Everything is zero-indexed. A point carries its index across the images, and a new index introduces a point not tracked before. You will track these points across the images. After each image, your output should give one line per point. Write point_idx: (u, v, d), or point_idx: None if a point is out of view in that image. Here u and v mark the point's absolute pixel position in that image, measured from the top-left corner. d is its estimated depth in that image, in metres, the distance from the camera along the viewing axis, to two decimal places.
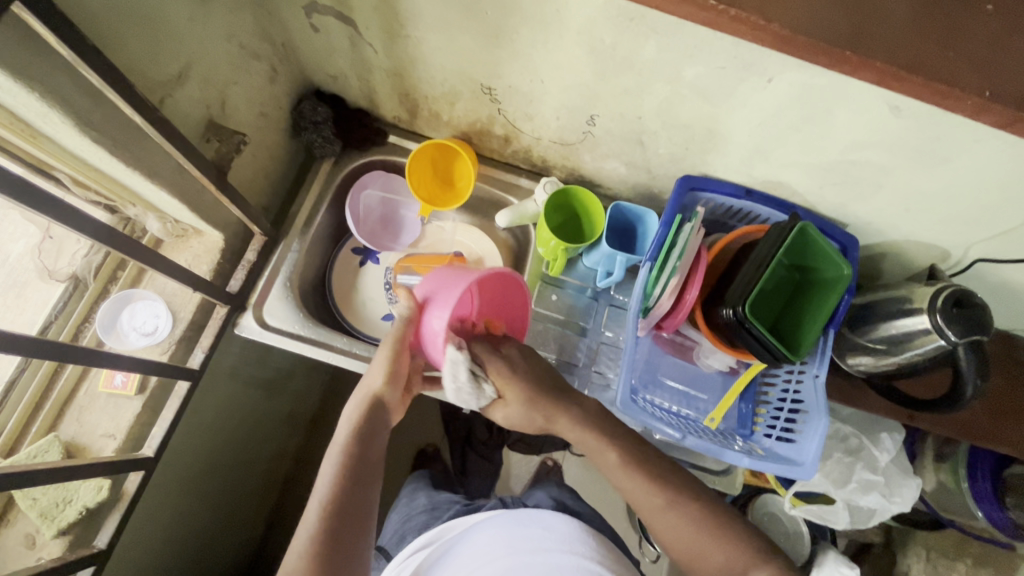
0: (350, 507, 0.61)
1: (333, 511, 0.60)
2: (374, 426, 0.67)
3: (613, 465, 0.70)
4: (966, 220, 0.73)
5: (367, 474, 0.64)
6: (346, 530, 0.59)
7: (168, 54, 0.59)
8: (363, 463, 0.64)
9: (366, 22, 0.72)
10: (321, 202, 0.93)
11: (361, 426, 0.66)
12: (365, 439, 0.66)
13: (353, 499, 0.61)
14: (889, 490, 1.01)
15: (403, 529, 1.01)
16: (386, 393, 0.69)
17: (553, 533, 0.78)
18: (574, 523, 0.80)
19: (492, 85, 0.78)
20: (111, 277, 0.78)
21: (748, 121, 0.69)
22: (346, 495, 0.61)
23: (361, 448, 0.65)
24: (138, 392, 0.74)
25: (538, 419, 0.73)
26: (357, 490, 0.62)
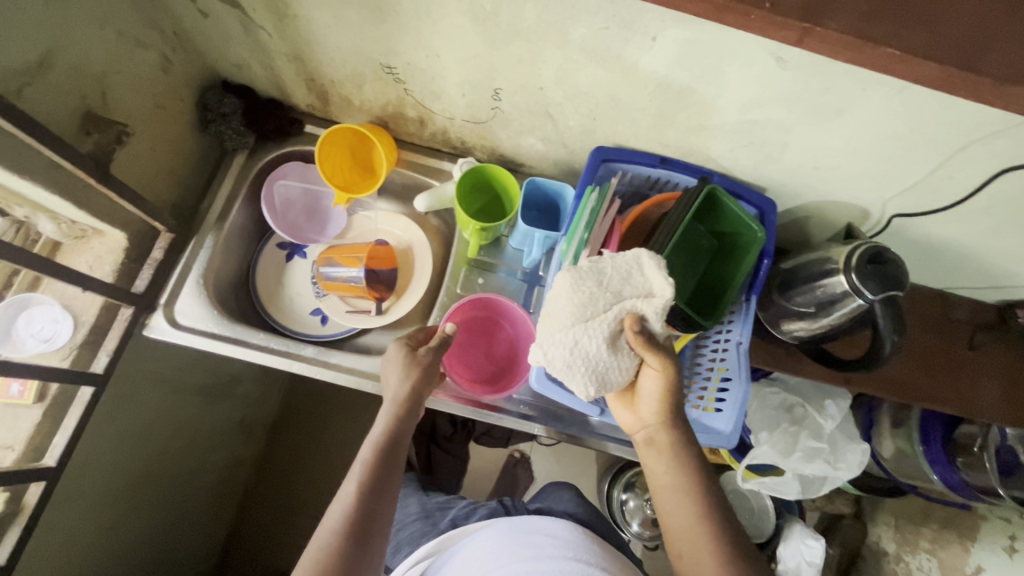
0: (379, 495, 0.64)
1: (366, 498, 0.63)
2: (408, 425, 0.70)
3: (664, 466, 0.68)
4: (876, 173, 0.72)
5: (396, 467, 0.67)
6: (371, 515, 0.62)
7: (21, 40, 0.56)
8: (394, 454, 0.67)
9: (250, 3, 0.70)
10: (236, 196, 0.90)
11: (396, 423, 0.69)
12: (398, 435, 0.69)
13: (382, 486, 0.64)
14: (833, 457, 1.00)
15: (398, 540, 0.96)
16: (419, 392, 0.72)
17: (556, 540, 0.74)
18: (578, 530, 0.77)
19: (392, 64, 0.76)
20: (7, 284, 0.75)
21: (646, 85, 0.67)
22: (378, 481, 0.64)
23: (394, 442, 0.68)
24: (37, 400, 0.72)
25: (646, 434, 0.70)
26: (386, 479, 0.65)
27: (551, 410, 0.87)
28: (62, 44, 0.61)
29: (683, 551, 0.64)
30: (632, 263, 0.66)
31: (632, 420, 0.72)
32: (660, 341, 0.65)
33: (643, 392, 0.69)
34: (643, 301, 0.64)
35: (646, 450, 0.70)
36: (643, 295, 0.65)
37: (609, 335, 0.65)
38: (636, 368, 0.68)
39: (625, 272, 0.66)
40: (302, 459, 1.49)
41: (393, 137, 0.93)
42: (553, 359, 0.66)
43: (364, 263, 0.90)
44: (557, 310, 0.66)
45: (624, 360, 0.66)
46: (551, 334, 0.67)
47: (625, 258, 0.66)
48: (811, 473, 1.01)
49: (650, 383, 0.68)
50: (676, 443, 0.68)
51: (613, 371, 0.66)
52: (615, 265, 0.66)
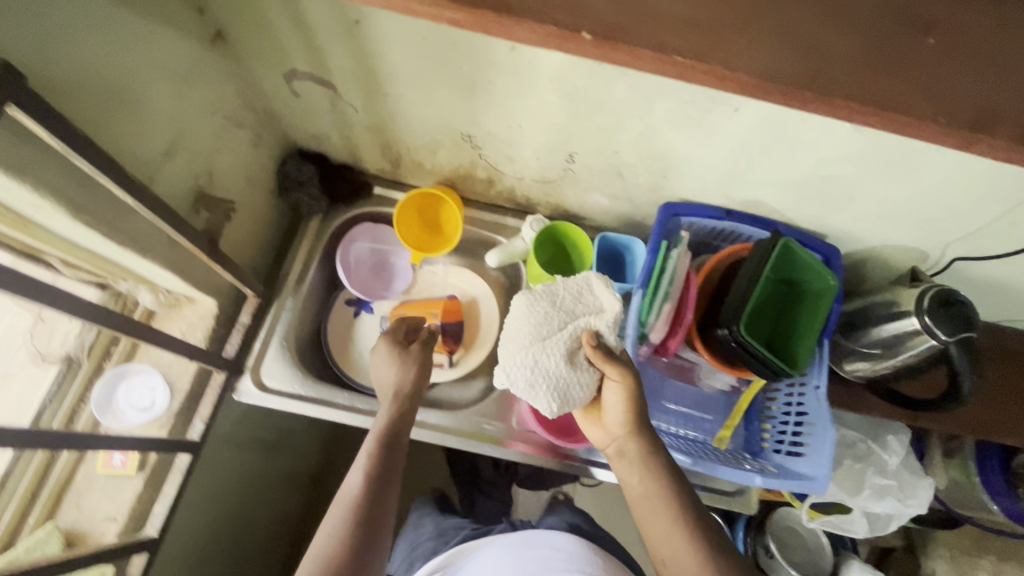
0: (383, 487, 0.65)
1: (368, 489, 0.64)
2: (405, 421, 0.73)
3: (637, 475, 0.69)
4: (940, 221, 0.75)
5: (398, 461, 0.68)
6: (375, 507, 0.63)
7: (155, 132, 0.61)
8: (394, 448, 0.69)
9: (345, 84, 0.75)
10: (311, 258, 0.93)
11: (393, 420, 0.72)
12: (397, 433, 0.71)
13: (385, 479, 0.66)
14: (902, 493, 1.01)
15: (411, 556, 0.99)
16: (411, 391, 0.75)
17: (560, 553, 0.76)
18: (581, 542, 0.79)
19: (472, 133, 0.80)
20: (105, 353, 0.77)
21: (722, 147, 0.71)
22: (379, 473, 0.66)
23: (393, 437, 0.70)
24: (138, 470, 0.73)
25: (618, 443, 0.71)
26: (389, 473, 0.66)
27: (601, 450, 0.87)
28: (183, 132, 0.65)
29: (668, 559, 0.65)
30: (584, 287, 0.73)
31: (603, 432, 0.73)
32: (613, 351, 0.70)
33: (609, 404, 0.71)
34: (595, 317, 0.71)
35: (617, 462, 0.71)
36: (592, 312, 0.71)
37: (568, 349, 0.69)
38: (597, 382, 0.71)
39: (577, 292, 0.72)
40: None
41: (461, 196, 0.97)
42: (516, 379, 0.70)
43: (438, 318, 0.95)
44: (516, 332, 0.71)
45: (584, 376, 0.70)
46: (512, 356, 0.71)
47: (576, 283, 0.73)
48: (880, 510, 1.01)
49: (612, 397, 0.70)
50: (647, 453, 0.69)
51: (574, 386, 0.69)
52: (567, 287, 0.73)
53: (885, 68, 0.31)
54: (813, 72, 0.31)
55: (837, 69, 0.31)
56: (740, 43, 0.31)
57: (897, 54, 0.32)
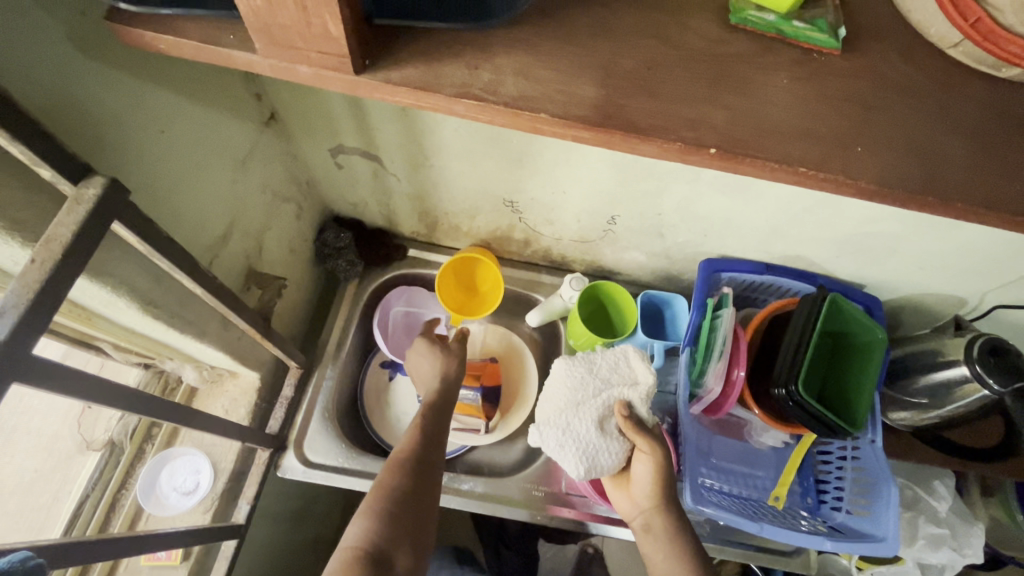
0: (422, 470, 0.67)
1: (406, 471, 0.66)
2: (441, 415, 0.76)
3: (663, 555, 0.64)
4: (981, 272, 0.76)
5: (436, 450, 0.71)
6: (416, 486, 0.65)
7: (215, 217, 0.61)
8: (432, 437, 0.72)
9: (391, 157, 0.76)
10: (349, 323, 0.93)
11: (431, 413, 0.76)
12: (434, 422, 0.75)
13: (425, 463, 0.68)
14: (958, 543, 0.97)
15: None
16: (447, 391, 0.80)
17: None
18: None
19: (514, 199, 0.81)
20: (147, 436, 0.75)
21: (767, 208, 0.73)
22: (418, 456, 0.68)
23: (432, 428, 0.73)
24: (183, 559, 0.70)
25: (644, 518, 0.68)
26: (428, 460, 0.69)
27: None
28: (239, 213, 0.66)
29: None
30: (621, 360, 0.76)
31: (629, 504, 0.70)
32: (644, 421, 0.71)
33: (637, 476, 0.69)
34: (628, 386, 0.73)
35: (643, 538, 0.67)
36: (626, 382, 0.74)
37: (599, 415, 0.71)
38: (626, 452, 0.71)
39: (613, 364, 0.76)
40: None
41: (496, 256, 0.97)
42: (548, 439, 0.72)
43: (479, 382, 0.91)
44: (554, 395, 0.75)
45: (614, 444, 0.70)
46: (548, 418, 0.74)
47: (611, 356, 0.77)
48: (935, 561, 0.99)
49: (640, 469, 0.68)
50: (673, 525, 0.65)
51: (602, 453, 0.70)
52: (605, 358, 0.77)
53: (990, 167, 0.33)
54: (928, 176, 0.32)
55: (944, 172, 0.32)
56: (858, 152, 0.31)
57: (999, 152, 0.33)
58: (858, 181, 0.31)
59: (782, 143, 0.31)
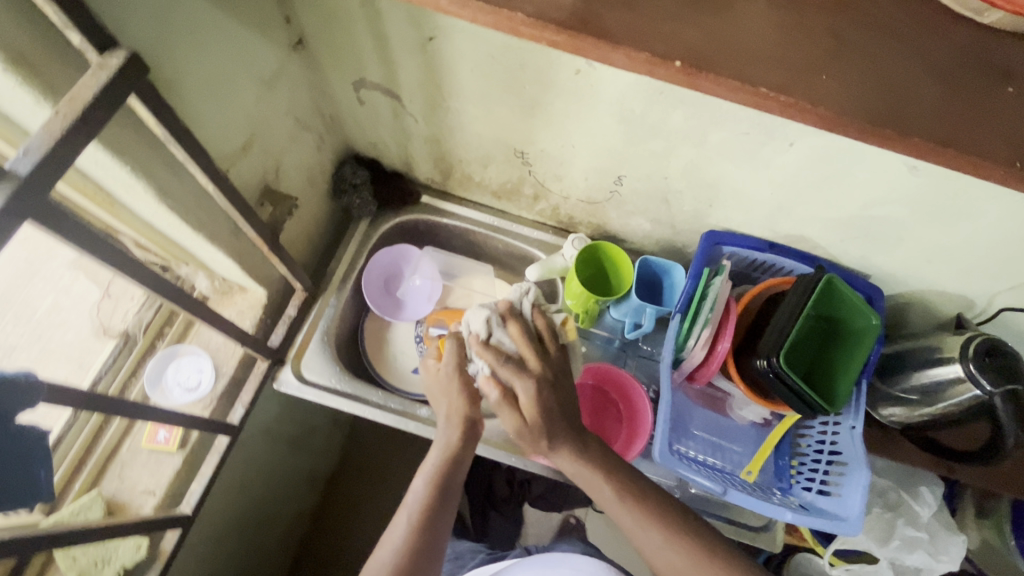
0: (433, 532, 0.65)
1: (416, 536, 0.64)
2: (462, 451, 0.69)
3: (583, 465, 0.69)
4: (991, 272, 0.75)
5: (450, 502, 0.68)
6: (423, 553, 0.64)
7: (235, 128, 0.64)
8: (448, 487, 0.67)
9: (410, 96, 0.78)
10: (357, 259, 0.97)
11: (451, 453, 0.69)
12: (466, 453, 0.70)
13: (434, 525, 0.66)
14: (933, 547, 0.97)
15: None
16: (474, 416, 0.71)
17: None
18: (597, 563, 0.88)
19: (526, 150, 0.83)
20: (159, 333, 0.81)
21: (773, 181, 0.72)
22: (429, 516, 0.66)
23: (450, 474, 0.68)
24: (179, 447, 0.76)
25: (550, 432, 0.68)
26: (437, 518, 0.66)
27: None
28: (259, 131, 0.69)
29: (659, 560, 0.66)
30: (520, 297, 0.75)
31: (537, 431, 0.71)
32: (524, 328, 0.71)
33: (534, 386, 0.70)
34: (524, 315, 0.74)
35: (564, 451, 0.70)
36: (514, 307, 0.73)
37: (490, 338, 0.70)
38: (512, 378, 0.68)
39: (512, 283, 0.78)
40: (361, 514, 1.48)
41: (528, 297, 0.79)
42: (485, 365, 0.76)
43: None
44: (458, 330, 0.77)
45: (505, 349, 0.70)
46: None
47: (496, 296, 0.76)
48: (909, 563, 0.98)
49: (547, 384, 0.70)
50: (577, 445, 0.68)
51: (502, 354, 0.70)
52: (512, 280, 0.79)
53: (962, 106, 0.34)
54: (891, 108, 0.33)
55: (917, 105, 0.33)
56: (824, 79, 0.33)
57: (980, 97, 0.34)
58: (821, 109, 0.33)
59: (748, 60, 0.34)
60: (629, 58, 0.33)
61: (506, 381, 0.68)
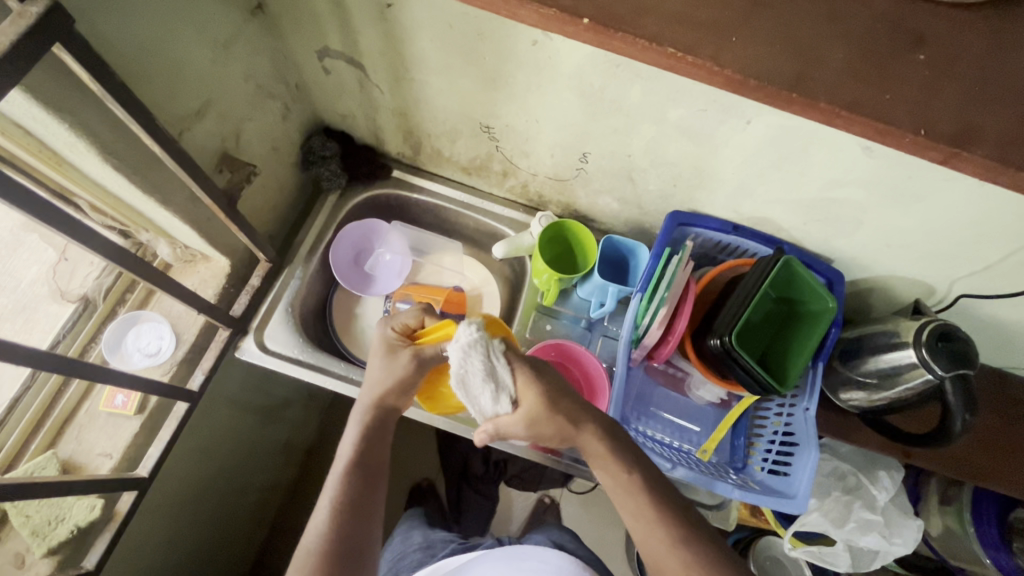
0: (357, 513, 0.64)
1: (341, 518, 0.63)
2: (379, 429, 0.71)
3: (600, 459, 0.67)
4: (946, 258, 0.75)
5: (373, 482, 0.67)
6: (353, 533, 0.62)
7: (188, 91, 0.64)
8: (370, 465, 0.68)
9: (373, 66, 0.78)
10: (325, 232, 0.97)
11: (368, 431, 0.70)
12: (379, 434, 0.71)
13: (363, 504, 0.65)
14: (888, 531, 0.99)
15: (397, 567, 1.00)
16: (389, 403, 0.72)
17: (547, 565, 0.83)
18: (567, 555, 0.84)
19: (491, 124, 0.82)
20: (120, 299, 0.81)
21: (732, 160, 0.72)
22: (355, 496, 0.65)
23: (368, 456, 0.68)
24: (137, 412, 0.76)
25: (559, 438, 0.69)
26: (364, 498, 0.65)
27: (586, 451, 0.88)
28: (216, 95, 0.69)
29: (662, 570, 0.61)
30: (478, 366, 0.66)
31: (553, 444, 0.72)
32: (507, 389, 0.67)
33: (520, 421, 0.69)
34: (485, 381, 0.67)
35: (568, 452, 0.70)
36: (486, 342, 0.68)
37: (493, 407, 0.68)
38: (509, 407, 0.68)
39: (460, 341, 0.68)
40: None
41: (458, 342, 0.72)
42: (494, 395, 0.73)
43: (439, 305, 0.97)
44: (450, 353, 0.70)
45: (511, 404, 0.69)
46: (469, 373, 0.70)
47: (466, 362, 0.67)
48: (863, 545, 1.00)
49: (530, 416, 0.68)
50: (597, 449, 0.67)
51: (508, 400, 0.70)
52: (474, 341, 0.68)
53: (867, 74, 0.40)
54: (800, 76, 0.39)
55: (830, 71, 0.40)
56: (731, 42, 0.39)
57: (888, 64, 0.40)
58: (727, 71, 0.39)
59: (666, 24, 0.40)
60: (540, 14, 0.40)
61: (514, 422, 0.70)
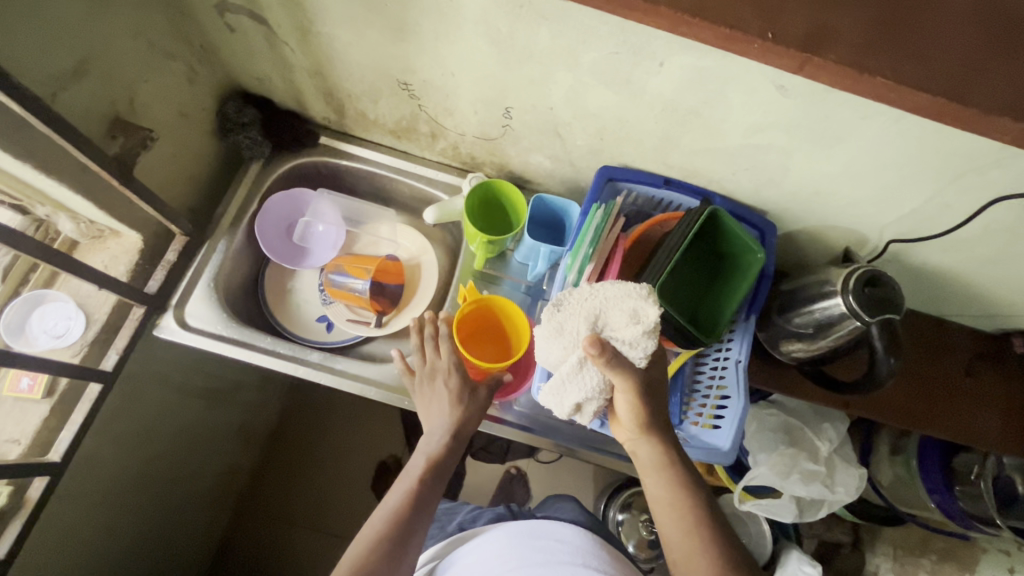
0: (421, 512, 0.71)
1: (408, 514, 0.70)
2: (454, 451, 0.77)
3: (657, 475, 0.69)
4: (872, 203, 0.74)
5: (439, 491, 0.74)
6: (414, 531, 0.69)
7: (59, 47, 0.60)
8: (440, 478, 0.74)
9: (277, 20, 0.73)
10: (249, 204, 0.92)
11: (446, 449, 0.75)
12: (451, 451, 0.76)
13: (424, 504, 0.72)
14: (830, 480, 1.01)
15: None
16: (466, 428, 0.77)
17: (565, 546, 0.81)
18: (588, 537, 0.83)
19: (408, 81, 0.79)
20: (24, 279, 0.77)
21: (652, 107, 0.69)
22: (421, 501, 0.72)
23: (441, 468, 0.75)
24: (46, 395, 0.73)
25: (634, 430, 0.70)
26: (429, 503, 0.72)
27: (537, 418, 0.88)
28: (97, 52, 0.64)
29: (677, 562, 0.66)
30: (627, 299, 0.65)
31: (623, 436, 0.73)
32: (630, 362, 0.65)
33: (619, 407, 0.70)
34: (622, 345, 0.65)
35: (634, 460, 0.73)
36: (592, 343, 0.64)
37: (579, 402, 0.69)
38: (607, 388, 0.69)
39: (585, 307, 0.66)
40: (298, 470, 1.48)
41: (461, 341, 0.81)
42: (577, 327, 0.66)
43: (370, 275, 0.94)
44: (543, 350, 0.68)
45: (592, 382, 0.68)
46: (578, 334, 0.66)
47: (585, 290, 0.67)
48: (808, 495, 1.01)
49: (618, 404, 0.69)
50: (656, 459, 0.69)
51: (591, 401, 0.69)
52: (575, 302, 0.67)
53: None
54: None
55: None
56: None
57: None
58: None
59: None
60: None
61: (609, 393, 0.70)
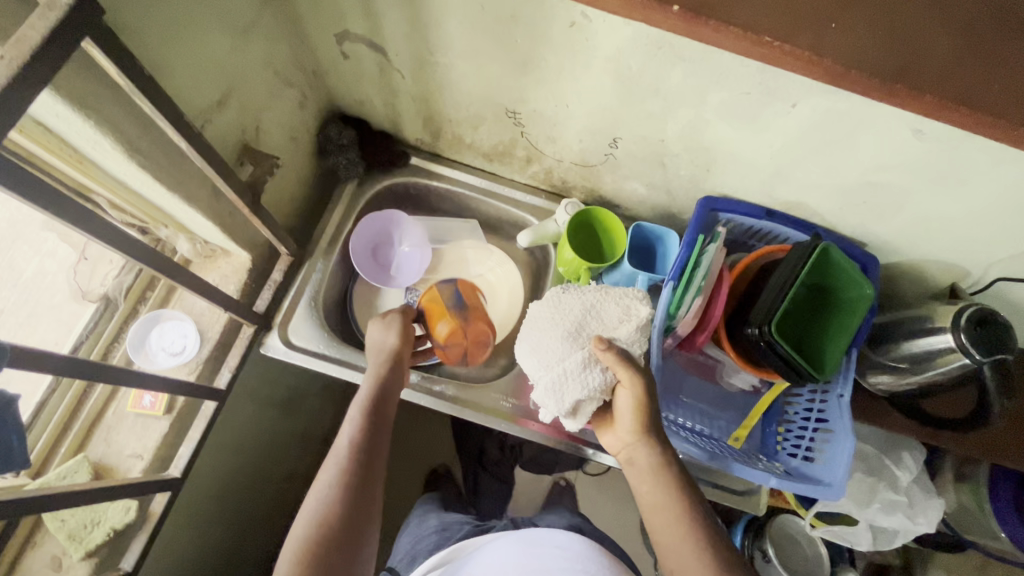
0: (357, 494, 0.64)
1: (341, 500, 0.63)
2: (378, 428, 0.70)
3: (650, 480, 0.64)
4: (987, 242, 0.73)
5: (371, 470, 0.67)
6: (353, 516, 0.62)
7: (209, 81, 0.61)
8: (368, 457, 0.67)
9: (395, 49, 0.74)
10: (343, 224, 0.94)
11: (365, 428, 0.69)
12: (373, 428, 0.70)
13: (359, 488, 0.64)
14: (912, 511, 1.00)
15: (414, 550, 0.99)
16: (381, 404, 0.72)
17: (565, 552, 0.79)
18: (587, 542, 0.80)
19: (517, 110, 0.79)
20: (141, 298, 0.80)
21: (771, 144, 0.70)
22: (353, 484, 0.64)
23: (368, 446, 0.68)
24: (166, 412, 0.75)
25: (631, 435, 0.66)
26: (365, 489, 0.65)
27: None
28: (236, 83, 0.66)
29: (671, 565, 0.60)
30: (623, 297, 0.72)
31: (619, 445, 0.68)
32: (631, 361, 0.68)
33: (620, 407, 0.67)
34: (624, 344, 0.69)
35: (628, 470, 0.67)
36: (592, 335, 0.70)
37: (578, 400, 0.68)
38: (608, 389, 0.68)
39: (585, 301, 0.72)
40: None
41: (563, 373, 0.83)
42: (574, 317, 0.71)
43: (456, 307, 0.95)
44: (545, 346, 0.71)
45: (595, 380, 0.68)
46: (577, 326, 0.71)
47: (592, 289, 0.74)
48: (887, 525, 1.01)
49: (618, 403, 0.67)
50: (657, 463, 0.64)
51: (588, 399, 0.68)
52: (581, 298, 0.73)
53: (929, 62, 0.43)
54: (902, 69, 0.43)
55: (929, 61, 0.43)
56: (829, 36, 0.43)
57: (984, 54, 0.44)
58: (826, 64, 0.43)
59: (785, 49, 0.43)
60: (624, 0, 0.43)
61: (609, 394, 0.69)
